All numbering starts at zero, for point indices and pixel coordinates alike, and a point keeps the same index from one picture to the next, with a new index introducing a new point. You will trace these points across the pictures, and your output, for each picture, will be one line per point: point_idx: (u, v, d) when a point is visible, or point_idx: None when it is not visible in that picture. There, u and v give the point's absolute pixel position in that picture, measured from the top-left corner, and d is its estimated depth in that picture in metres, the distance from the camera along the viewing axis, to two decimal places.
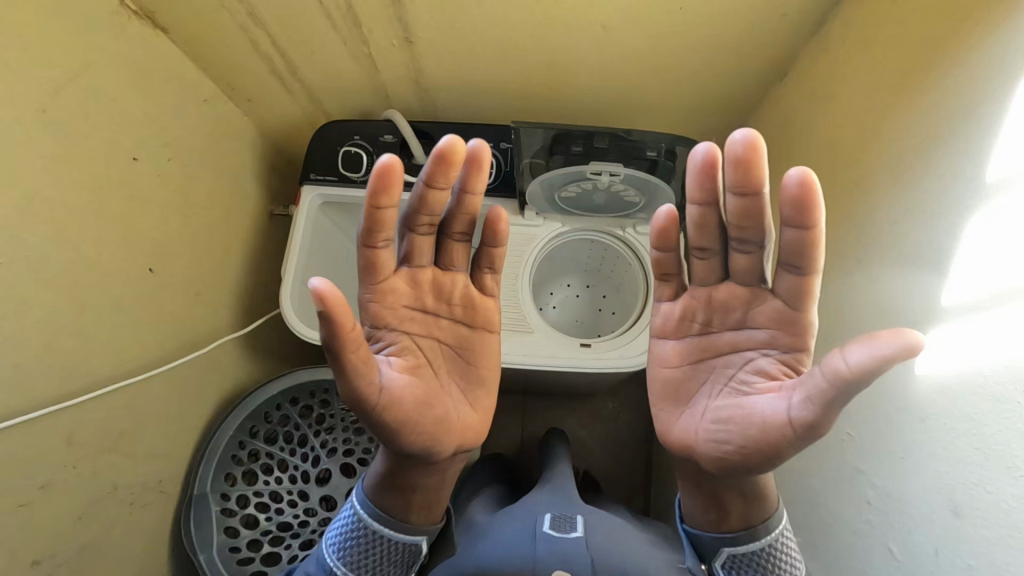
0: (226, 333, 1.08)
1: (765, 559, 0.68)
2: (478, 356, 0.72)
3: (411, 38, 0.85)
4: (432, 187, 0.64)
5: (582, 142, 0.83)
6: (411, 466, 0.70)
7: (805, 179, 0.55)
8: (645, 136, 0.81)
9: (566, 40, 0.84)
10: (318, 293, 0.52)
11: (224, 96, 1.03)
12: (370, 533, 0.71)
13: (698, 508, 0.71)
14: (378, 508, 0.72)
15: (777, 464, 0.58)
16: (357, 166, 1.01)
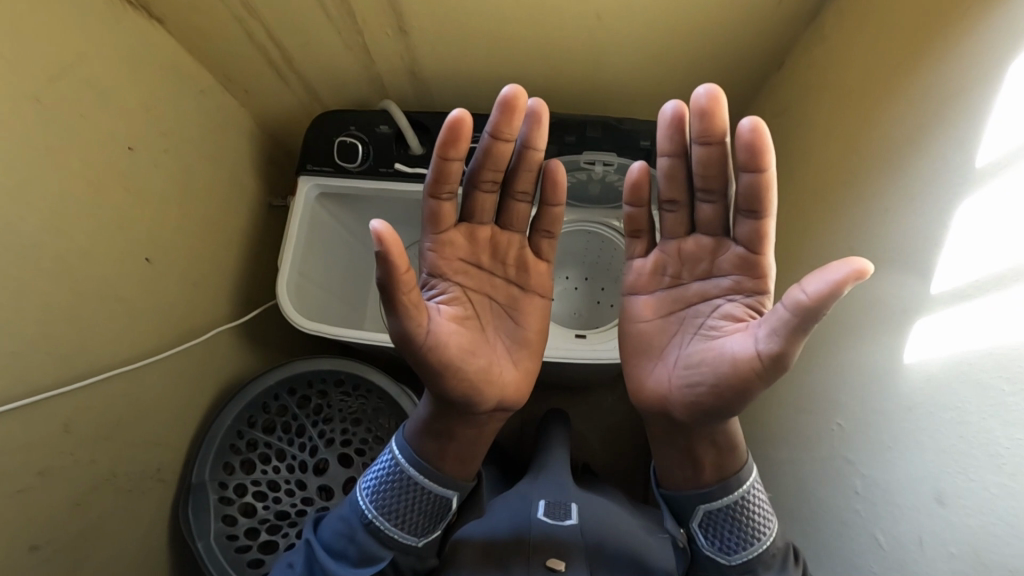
0: (223, 324, 1.09)
1: (743, 510, 0.68)
2: (524, 317, 0.74)
3: (406, 28, 0.85)
4: (498, 139, 0.66)
5: (575, 131, 0.85)
6: (453, 412, 0.70)
7: (755, 126, 0.57)
8: (637, 125, 0.84)
9: (560, 29, 0.84)
10: (375, 233, 0.53)
11: (221, 87, 1.03)
12: (404, 479, 0.71)
13: (676, 466, 0.71)
14: (416, 454, 0.72)
15: (748, 401, 0.59)
16: (353, 156, 1.00)
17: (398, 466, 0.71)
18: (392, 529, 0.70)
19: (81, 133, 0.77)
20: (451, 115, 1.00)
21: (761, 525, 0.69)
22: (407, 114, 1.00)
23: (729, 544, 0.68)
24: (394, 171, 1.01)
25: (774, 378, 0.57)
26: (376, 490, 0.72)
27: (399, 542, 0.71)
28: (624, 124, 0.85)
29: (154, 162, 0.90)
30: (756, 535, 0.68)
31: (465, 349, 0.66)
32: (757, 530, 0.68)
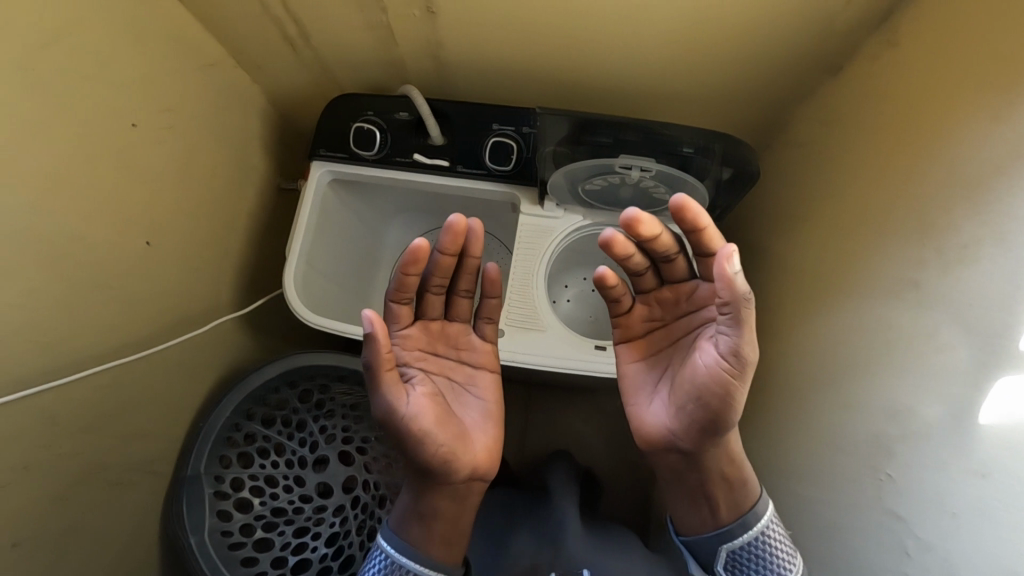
0: (224, 311, 1.04)
1: (764, 552, 0.64)
2: (484, 394, 0.73)
3: (433, 8, 0.78)
4: (443, 254, 0.65)
5: (611, 133, 0.76)
6: (435, 488, 0.67)
7: (685, 203, 0.58)
8: (681, 129, 0.76)
9: (601, 19, 0.77)
10: (369, 320, 0.59)
11: (232, 61, 0.97)
12: (395, 573, 0.65)
13: (690, 511, 0.68)
14: (403, 544, 0.67)
15: (735, 405, 0.60)
16: (369, 143, 0.94)
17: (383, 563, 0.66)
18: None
19: (76, 103, 0.71)
20: (474, 104, 0.93)
21: (786, 561, 0.64)
22: (428, 100, 0.93)
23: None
24: (412, 162, 0.95)
25: (749, 374, 0.59)
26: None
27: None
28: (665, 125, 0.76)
29: (157, 139, 0.84)
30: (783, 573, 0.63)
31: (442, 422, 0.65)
32: (786, 571, 0.63)
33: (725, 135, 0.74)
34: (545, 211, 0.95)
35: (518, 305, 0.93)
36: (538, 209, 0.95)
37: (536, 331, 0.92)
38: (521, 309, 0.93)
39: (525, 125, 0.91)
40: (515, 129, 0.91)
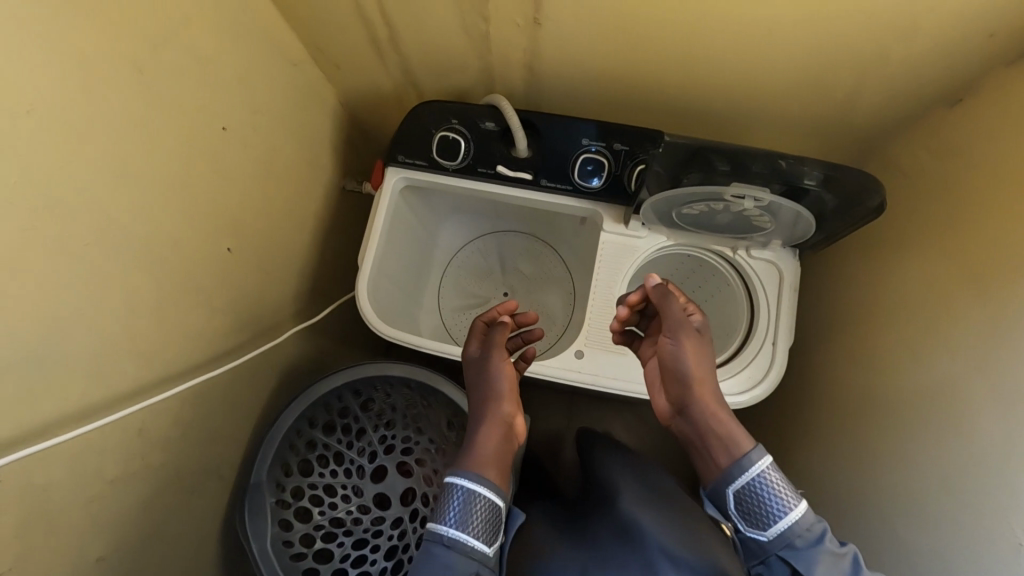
0: (290, 315, 1.02)
1: (762, 490, 0.65)
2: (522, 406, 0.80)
3: (540, 20, 0.75)
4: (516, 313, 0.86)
5: (732, 160, 0.70)
6: (501, 428, 0.72)
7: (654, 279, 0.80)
8: (806, 160, 0.70)
9: (717, 39, 0.74)
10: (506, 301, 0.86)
11: (312, 60, 0.94)
12: (462, 500, 0.63)
13: (700, 463, 0.72)
14: (465, 467, 0.66)
15: (681, 358, 0.73)
16: (453, 153, 0.91)
17: (451, 485, 0.64)
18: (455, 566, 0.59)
19: (176, 107, 0.68)
20: (564, 118, 0.90)
21: (784, 501, 0.63)
22: (517, 112, 0.90)
23: (760, 524, 0.64)
24: (495, 174, 0.92)
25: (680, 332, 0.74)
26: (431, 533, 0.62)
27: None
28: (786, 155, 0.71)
29: (243, 142, 0.81)
30: (777, 514, 0.63)
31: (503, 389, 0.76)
32: (772, 511, 0.63)
33: (857, 171, 0.68)
34: (628, 230, 0.93)
35: (597, 327, 0.91)
36: (621, 228, 0.93)
37: (617, 353, 0.90)
38: (599, 330, 0.91)
39: (617, 142, 0.88)
40: (607, 145, 0.88)
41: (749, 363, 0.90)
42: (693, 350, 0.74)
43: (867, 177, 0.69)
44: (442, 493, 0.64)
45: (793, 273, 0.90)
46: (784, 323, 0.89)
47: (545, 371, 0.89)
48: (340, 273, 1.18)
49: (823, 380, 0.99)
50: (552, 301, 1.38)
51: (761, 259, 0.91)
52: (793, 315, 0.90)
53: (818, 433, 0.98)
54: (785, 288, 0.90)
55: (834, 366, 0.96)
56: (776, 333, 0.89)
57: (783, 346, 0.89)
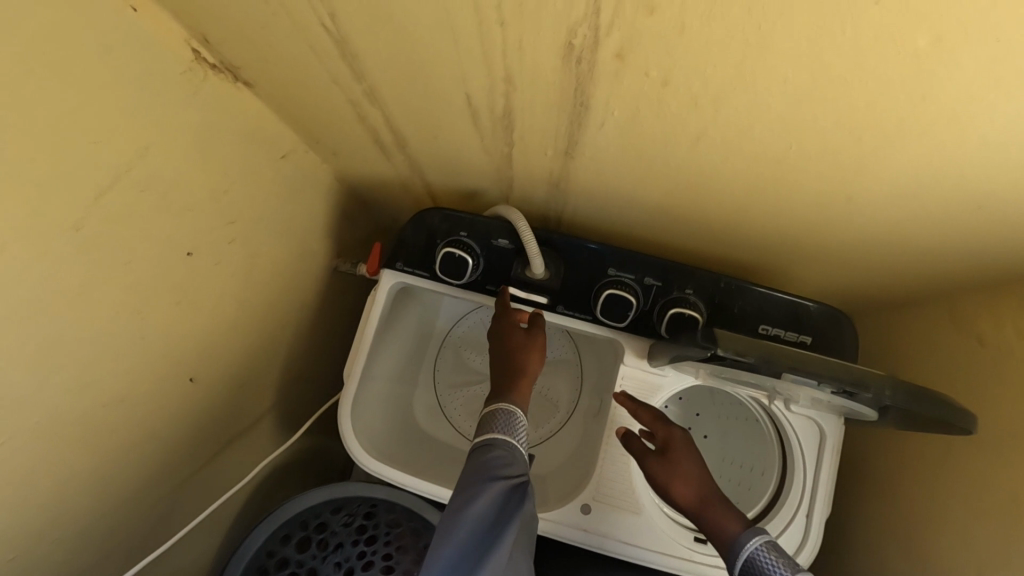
0: (263, 418, 0.91)
1: (754, 561, 0.64)
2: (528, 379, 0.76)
3: (574, 153, 0.62)
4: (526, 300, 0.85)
5: (794, 365, 0.58)
6: (525, 383, 0.74)
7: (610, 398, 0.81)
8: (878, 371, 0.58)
9: (783, 200, 0.61)
10: None
11: (305, 145, 0.81)
12: (500, 440, 0.69)
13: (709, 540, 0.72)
14: (500, 412, 0.71)
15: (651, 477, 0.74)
16: (460, 270, 0.79)
17: (489, 435, 0.69)
18: (497, 482, 0.65)
19: (129, 250, 0.55)
20: (590, 242, 0.78)
21: (772, 556, 0.64)
22: (537, 231, 0.78)
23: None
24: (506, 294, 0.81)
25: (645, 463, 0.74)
26: (478, 449, 0.68)
27: (497, 501, 0.64)
28: (863, 373, 0.56)
29: (214, 260, 0.69)
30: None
31: (533, 342, 0.77)
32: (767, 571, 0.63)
33: (947, 408, 0.55)
34: (654, 369, 0.81)
35: (611, 478, 0.80)
36: (647, 365, 0.81)
37: (629, 512, 0.79)
38: (612, 481, 0.80)
39: (648, 276, 0.77)
40: (636, 279, 0.77)
41: (776, 536, 0.78)
42: (657, 474, 0.74)
43: (962, 415, 0.55)
44: (489, 413, 0.72)
45: (836, 437, 0.79)
46: (821, 494, 0.79)
47: (545, 527, 0.79)
48: (326, 356, 1.07)
49: (834, 541, 0.89)
50: (557, 387, 1.28)
51: (800, 415, 0.80)
52: (832, 485, 0.79)
53: None
54: (826, 454, 0.79)
55: (850, 532, 0.86)
56: (810, 503, 0.79)
57: (819, 520, 0.78)
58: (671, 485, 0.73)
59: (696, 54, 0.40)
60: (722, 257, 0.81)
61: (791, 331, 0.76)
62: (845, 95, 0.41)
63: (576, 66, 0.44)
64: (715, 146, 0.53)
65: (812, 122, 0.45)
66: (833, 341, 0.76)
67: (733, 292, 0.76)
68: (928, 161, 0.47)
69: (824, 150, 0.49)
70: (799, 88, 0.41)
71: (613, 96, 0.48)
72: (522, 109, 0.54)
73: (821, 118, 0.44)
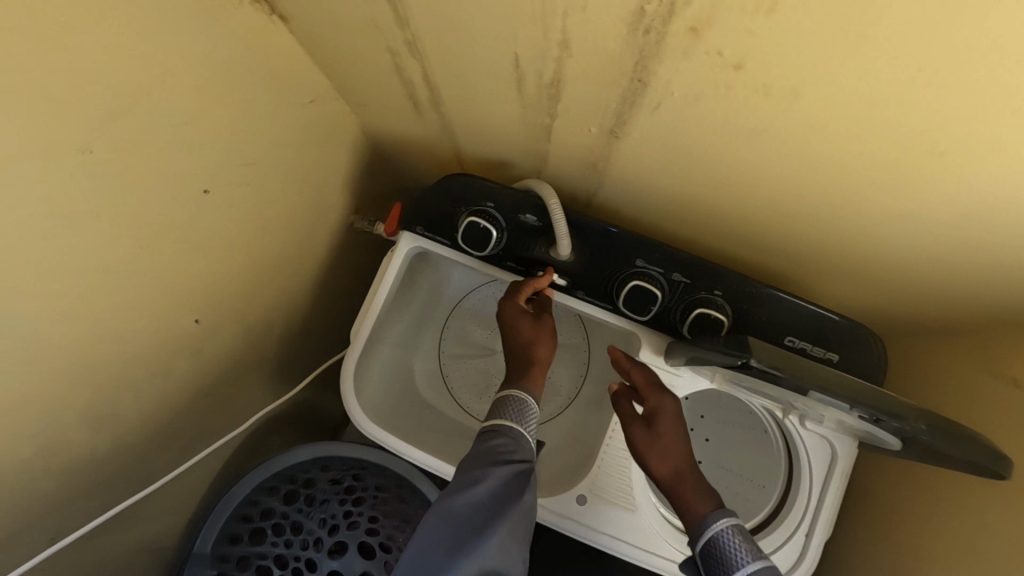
0: (264, 368, 0.90)
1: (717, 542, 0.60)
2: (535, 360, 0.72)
3: (618, 133, 0.58)
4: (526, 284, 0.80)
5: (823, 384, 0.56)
6: (537, 367, 0.71)
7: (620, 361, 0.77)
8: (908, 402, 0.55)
9: (838, 208, 0.56)
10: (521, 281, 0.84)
11: (334, 92, 0.77)
12: (507, 430, 0.66)
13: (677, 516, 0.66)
14: (518, 404, 0.68)
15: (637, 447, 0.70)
16: (483, 243, 0.76)
17: (504, 424, 0.66)
18: (500, 468, 0.63)
19: (140, 182, 0.53)
20: (620, 227, 0.74)
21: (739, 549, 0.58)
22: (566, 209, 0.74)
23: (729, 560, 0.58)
24: (527, 272, 0.78)
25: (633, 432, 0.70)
26: (485, 434, 0.66)
27: (499, 486, 0.62)
28: (895, 404, 0.53)
29: (230, 201, 0.66)
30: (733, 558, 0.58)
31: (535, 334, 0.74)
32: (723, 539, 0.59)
33: (984, 459, 0.51)
34: (669, 367, 0.78)
35: (609, 471, 0.78)
36: (662, 362, 0.78)
37: (626, 509, 0.77)
38: (612, 474, 0.78)
39: (676, 271, 0.73)
40: (664, 273, 0.73)
41: (771, 552, 0.76)
42: (638, 443, 0.70)
43: (998, 459, 0.51)
44: (501, 398, 0.69)
45: (847, 460, 0.77)
46: (823, 516, 0.76)
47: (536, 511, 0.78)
48: (334, 313, 1.05)
49: (823, 561, 0.87)
50: None
51: (814, 433, 0.78)
52: (836, 508, 0.77)
53: None
54: (834, 476, 0.77)
55: (843, 555, 0.84)
56: (810, 524, 0.77)
57: (817, 542, 0.76)
58: (648, 458, 0.68)
59: (776, 36, 0.36)
60: (755, 261, 0.77)
61: (818, 346, 0.73)
62: (939, 100, 0.37)
63: (640, 34, 0.41)
64: (776, 141, 0.49)
65: (891, 126, 0.41)
66: (860, 363, 0.73)
67: (764, 300, 0.72)
68: (1010, 184, 0.43)
69: (895, 159, 0.45)
70: (888, 85, 0.37)
71: (673, 76, 0.44)
72: (571, 78, 0.50)
73: (903, 123, 0.40)
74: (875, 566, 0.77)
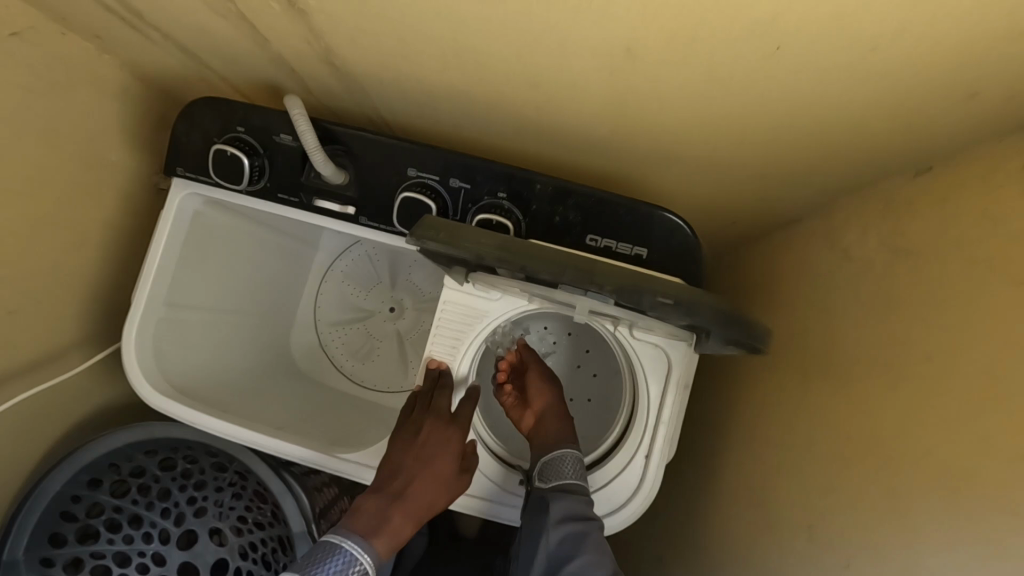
0: (71, 352, 0.82)
1: (554, 463, 0.66)
2: (400, 452, 0.67)
3: (299, 3, 0.50)
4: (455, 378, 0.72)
5: (514, 266, 0.48)
6: (387, 470, 0.67)
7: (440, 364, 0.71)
8: (628, 280, 0.46)
9: (566, 59, 0.48)
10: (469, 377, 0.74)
11: (58, 27, 0.68)
12: (350, 555, 0.59)
13: (407, 508, 0.64)
14: None
15: (407, 459, 0.66)
16: (236, 172, 0.66)
17: (340, 540, 0.60)
18: None
19: None
20: (387, 136, 0.66)
21: (562, 499, 0.63)
22: (321, 123, 0.66)
23: (557, 474, 0.65)
24: (303, 203, 0.68)
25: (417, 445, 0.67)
26: None
27: None
28: (605, 269, 0.46)
29: None
30: (562, 476, 0.65)
31: (425, 438, 0.67)
32: (569, 481, 0.65)
33: (716, 314, 0.44)
34: (475, 291, 0.70)
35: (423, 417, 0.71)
36: (467, 287, 0.70)
37: None
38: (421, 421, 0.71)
39: (453, 176, 0.64)
40: (439, 180, 0.64)
41: (609, 481, 0.70)
42: (420, 448, 0.67)
43: (764, 334, 0.47)
44: None
45: (684, 366, 0.68)
46: (663, 433, 0.69)
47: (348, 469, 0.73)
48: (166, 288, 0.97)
49: (689, 479, 0.82)
50: None
51: (647, 343, 0.69)
52: (678, 421, 0.69)
53: (673, 533, 0.82)
54: (672, 385, 0.68)
55: (704, 466, 0.79)
56: (651, 442, 0.69)
57: (657, 462, 0.69)
58: (422, 469, 0.65)
59: None
60: (555, 160, 0.69)
61: (624, 243, 0.64)
62: None
63: None
64: None
65: None
66: (673, 254, 0.64)
67: (548, 196, 0.64)
68: None
69: None
70: None
71: None
72: None
73: None
74: (729, 471, 0.72)
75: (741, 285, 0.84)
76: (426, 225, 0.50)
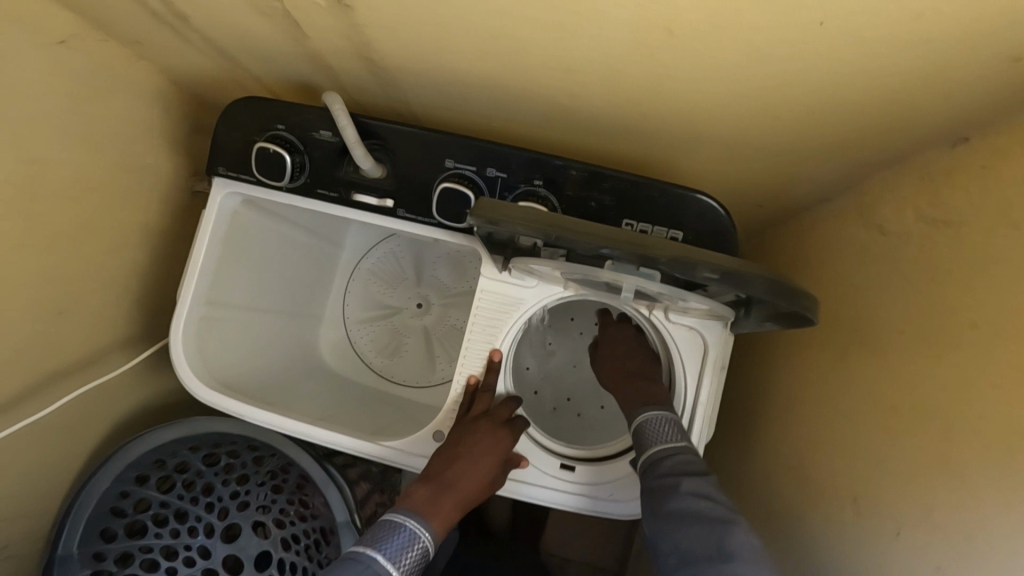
0: (116, 352, 0.84)
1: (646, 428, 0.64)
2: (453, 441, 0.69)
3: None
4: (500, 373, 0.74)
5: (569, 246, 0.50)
6: (440, 459, 0.68)
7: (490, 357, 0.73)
8: (679, 255, 0.47)
9: (606, 45, 0.49)
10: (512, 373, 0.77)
11: (101, 34, 0.70)
12: (410, 532, 0.61)
13: (462, 495, 0.66)
14: None
15: (461, 447, 0.68)
16: (278, 169, 0.68)
17: (402, 519, 0.62)
18: None
19: None
20: (423, 128, 0.67)
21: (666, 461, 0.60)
22: (358, 118, 0.68)
23: (651, 440, 0.63)
24: (342, 197, 0.70)
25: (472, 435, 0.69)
26: None
27: None
28: (655, 245, 0.47)
29: None
30: (659, 439, 0.63)
31: (480, 430, 0.69)
32: (667, 440, 0.63)
33: (767, 287, 0.45)
34: (513, 279, 0.72)
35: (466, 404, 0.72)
36: (505, 276, 0.72)
37: None
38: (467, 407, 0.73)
39: (490, 166, 0.66)
40: (476, 170, 0.66)
41: None
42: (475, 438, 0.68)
43: (812, 305, 0.47)
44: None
45: (720, 347, 0.69)
46: (701, 414, 0.69)
47: (394, 457, 0.74)
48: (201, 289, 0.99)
49: (727, 461, 0.83)
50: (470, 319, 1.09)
51: (682, 325, 0.70)
52: (716, 402, 0.70)
53: None
54: (709, 366, 0.69)
55: (743, 447, 0.80)
56: (690, 424, 0.70)
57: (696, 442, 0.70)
58: (477, 460, 0.67)
59: None
60: (586, 147, 0.70)
61: (659, 226, 0.65)
62: None
63: None
64: None
65: None
66: (708, 236, 0.65)
67: (583, 182, 0.65)
68: None
69: None
70: None
71: None
72: None
73: None
74: (769, 450, 0.73)
75: (771, 265, 0.84)
76: (485, 207, 0.51)
